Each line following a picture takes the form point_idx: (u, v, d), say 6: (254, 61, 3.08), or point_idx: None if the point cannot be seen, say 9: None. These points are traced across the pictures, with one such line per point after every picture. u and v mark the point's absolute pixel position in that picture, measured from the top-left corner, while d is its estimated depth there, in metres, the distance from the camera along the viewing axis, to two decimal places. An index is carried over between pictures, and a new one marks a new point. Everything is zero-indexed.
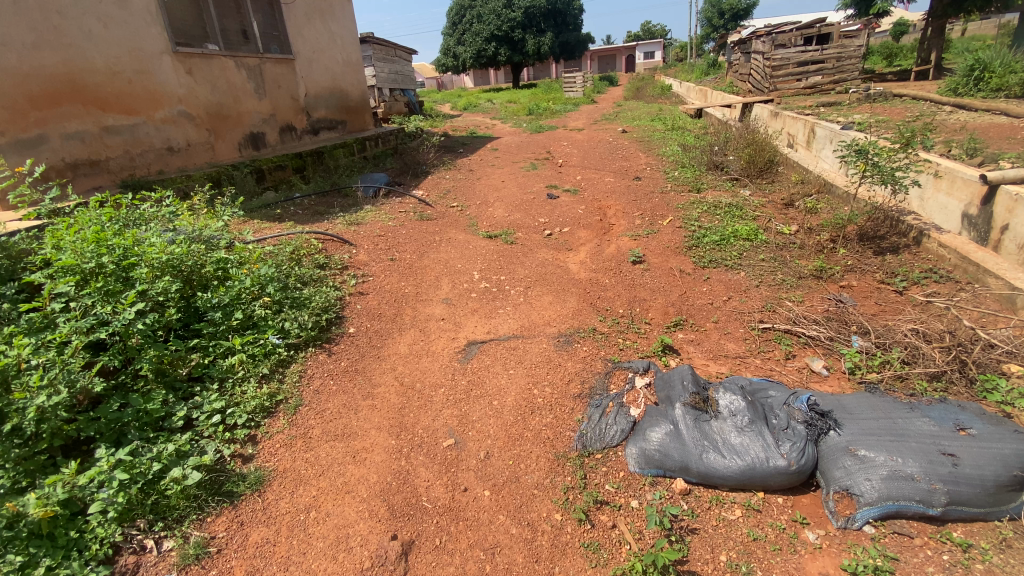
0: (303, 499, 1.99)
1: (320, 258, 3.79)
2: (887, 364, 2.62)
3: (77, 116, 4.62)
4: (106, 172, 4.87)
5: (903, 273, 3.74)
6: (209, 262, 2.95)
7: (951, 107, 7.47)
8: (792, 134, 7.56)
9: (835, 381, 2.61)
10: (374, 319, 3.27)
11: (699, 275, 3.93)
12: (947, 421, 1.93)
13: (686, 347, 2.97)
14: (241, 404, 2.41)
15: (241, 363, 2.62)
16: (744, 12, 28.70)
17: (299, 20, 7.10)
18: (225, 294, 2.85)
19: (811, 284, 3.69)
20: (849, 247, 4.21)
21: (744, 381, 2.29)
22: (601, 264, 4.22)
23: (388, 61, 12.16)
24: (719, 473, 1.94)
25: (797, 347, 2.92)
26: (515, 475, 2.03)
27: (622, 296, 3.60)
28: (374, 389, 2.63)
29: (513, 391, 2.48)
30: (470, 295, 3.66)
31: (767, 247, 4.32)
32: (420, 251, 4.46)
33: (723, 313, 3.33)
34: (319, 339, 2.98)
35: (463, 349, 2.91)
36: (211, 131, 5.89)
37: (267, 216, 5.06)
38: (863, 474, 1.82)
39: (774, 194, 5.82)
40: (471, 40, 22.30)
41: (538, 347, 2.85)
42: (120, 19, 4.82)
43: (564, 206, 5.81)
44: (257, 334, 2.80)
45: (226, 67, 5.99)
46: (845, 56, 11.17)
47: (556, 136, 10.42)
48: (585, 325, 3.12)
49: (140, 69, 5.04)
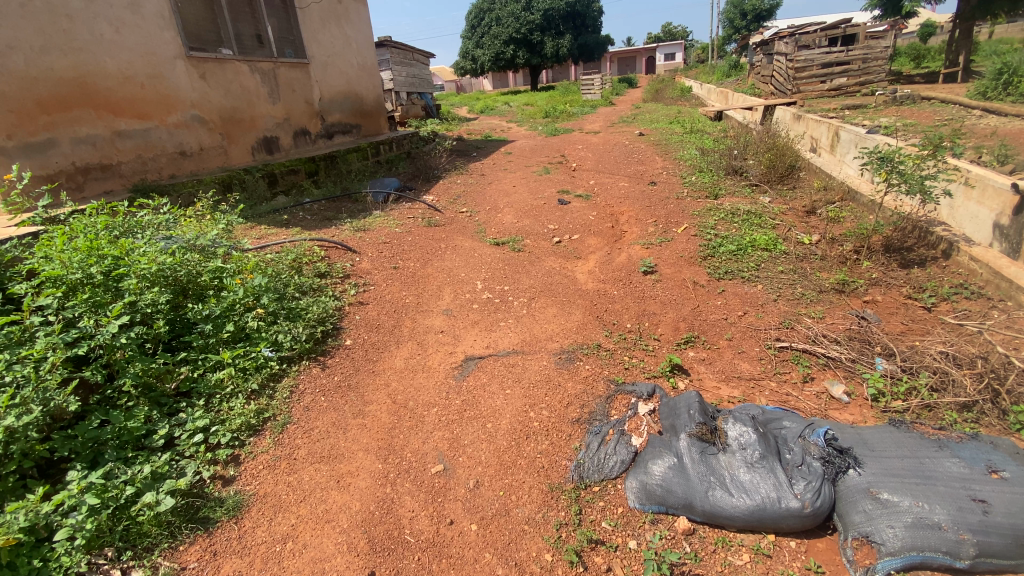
0: (281, 528, 1.89)
1: (321, 266, 3.71)
2: (914, 392, 2.42)
3: (89, 121, 4.64)
4: (118, 177, 4.88)
5: (932, 288, 3.51)
6: (203, 271, 2.89)
7: (982, 110, 7.13)
8: (815, 137, 7.28)
9: (856, 408, 2.42)
10: (372, 331, 3.18)
11: (713, 287, 3.75)
12: (979, 461, 1.72)
13: (696, 366, 2.80)
14: (227, 421, 2.33)
15: (230, 378, 2.54)
16: (768, 13, 28.15)
17: (314, 23, 7.09)
18: (217, 305, 2.78)
19: (832, 299, 3.49)
20: (874, 258, 3.98)
21: (757, 409, 2.12)
22: (610, 274, 4.08)
23: (405, 65, 12.17)
24: (726, 513, 1.78)
25: (815, 369, 2.74)
26: (506, 507, 1.90)
27: (631, 309, 3.45)
28: (366, 407, 2.52)
29: (508, 413, 2.35)
30: (472, 306, 3.55)
31: (787, 259, 4.11)
32: (424, 259, 4.37)
33: (737, 329, 3.15)
34: (314, 352, 2.89)
35: (460, 365, 2.80)
36: (224, 136, 5.89)
37: (273, 221, 5.03)
38: (886, 520, 1.64)
39: (794, 200, 5.60)
40: (489, 43, 22.26)
41: (538, 364, 2.71)
42: (132, 24, 4.83)
43: (575, 212, 5.67)
44: (249, 347, 2.72)
45: (239, 72, 5.99)
46: (871, 57, 10.79)
47: (571, 139, 10.28)
48: (589, 341, 2.98)
49: (152, 73, 5.05)
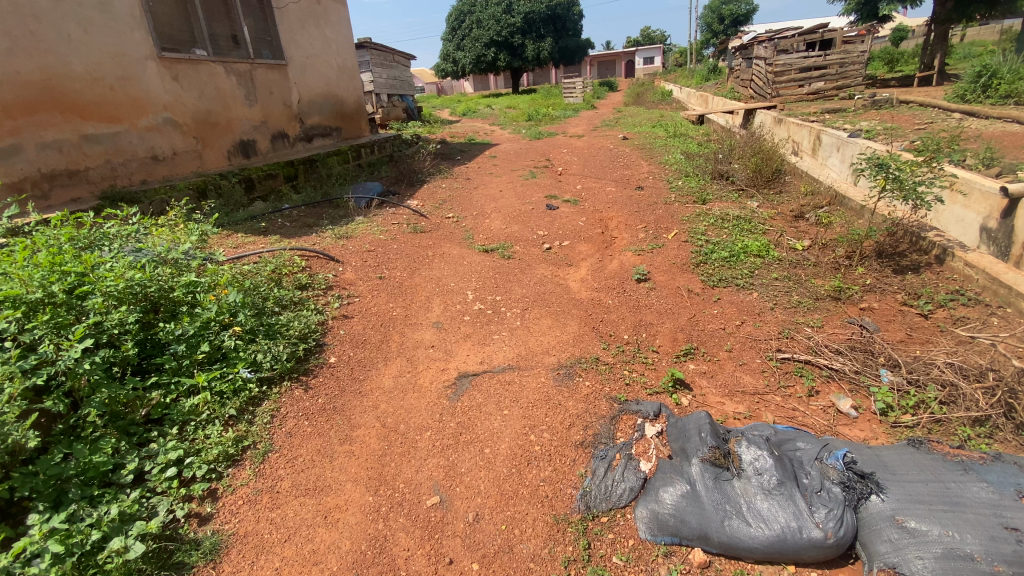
0: (264, 572, 1.73)
1: (303, 278, 3.53)
2: (923, 406, 2.37)
3: (54, 125, 4.38)
4: (86, 183, 4.63)
5: (927, 294, 3.49)
6: (176, 286, 2.70)
7: (960, 114, 7.26)
8: (797, 141, 7.32)
9: (866, 424, 2.35)
10: (358, 347, 3.01)
11: (708, 295, 3.67)
12: (1007, 485, 1.65)
13: (698, 380, 2.70)
14: (202, 452, 2.15)
15: (205, 403, 2.36)
16: (745, 18, 28.62)
17: (293, 24, 6.88)
18: (190, 324, 2.58)
19: (829, 306, 3.44)
20: (868, 264, 3.96)
21: (769, 430, 2.03)
22: (604, 282, 3.98)
23: (387, 66, 11.96)
24: (743, 544, 1.68)
25: (820, 382, 2.66)
26: (509, 543, 1.77)
27: (627, 319, 3.34)
28: (353, 432, 2.36)
29: (507, 436, 2.21)
30: (463, 318, 3.40)
31: (781, 265, 4.06)
32: (411, 268, 4.20)
33: (736, 340, 3.07)
34: (295, 371, 2.72)
35: (452, 384, 2.65)
36: (199, 140, 5.64)
37: (252, 229, 4.82)
38: (914, 551, 1.56)
39: (782, 205, 5.59)
40: (470, 45, 22.09)
41: (536, 382, 2.59)
42: (102, 24, 4.59)
43: (564, 217, 5.56)
44: (226, 368, 2.54)
45: (215, 73, 5.75)
46: (848, 61, 11.07)
47: (556, 142, 10.21)
48: (586, 355, 2.86)
49: (123, 75, 4.80)
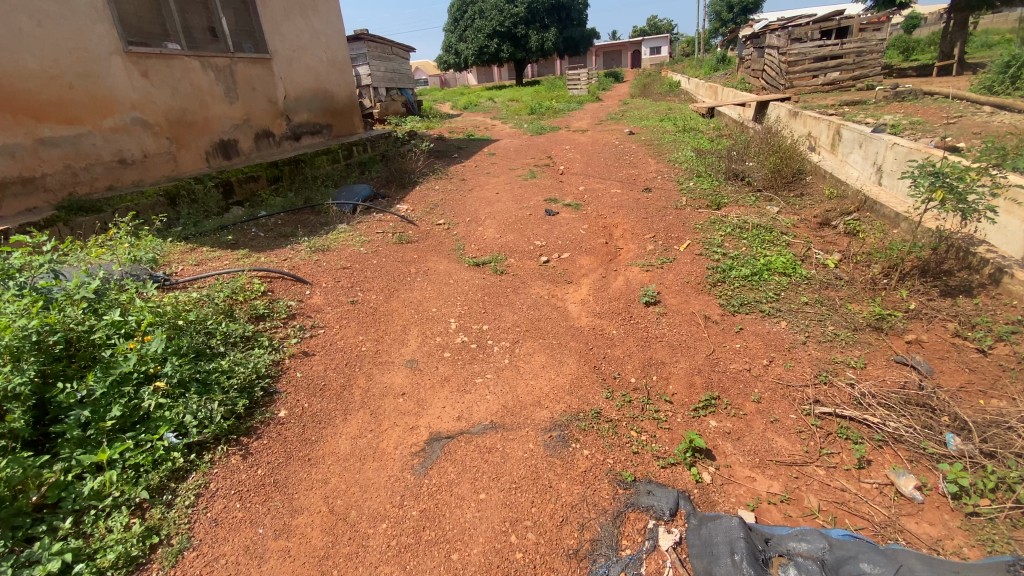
0: None
1: (260, 306, 3.08)
2: (1005, 488, 1.88)
3: (4, 128, 3.94)
4: (42, 192, 4.19)
5: (983, 322, 2.97)
6: (93, 329, 2.26)
7: (991, 107, 6.68)
8: (815, 136, 6.73)
9: (935, 513, 1.87)
10: (317, 395, 2.55)
11: (728, 324, 3.18)
12: None
13: (722, 446, 2.22)
14: (97, 555, 1.70)
15: (112, 483, 1.91)
16: (755, 7, 27.67)
17: (277, 14, 6.36)
18: (100, 380, 2.12)
19: (870, 339, 2.94)
20: (911, 285, 3.43)
21: (823, 543, 1.59)
22: (607, 305, 3.48)
23: (385, 59, 11.42)
24: None
25: (872, 450, 2.17)
26: None
27: (634, 357, 2.86)
28: (295, 519, 1.91)
29: (482, 535, 1.75)
30: (442, 355, 2.93)
31: (810, 285, 3.55)
32: (389, 289, 3.73)
33: (765, 386, 2.57)
34: (232, 433, 2.27)
35: (423, 450, 2.19)
36: (172, 140, 5.16)
37: (219, 242, 4.36)
38: None
39: (805, 210, 5.08)
40: (473, 36, 21.57)
41: (522, 450, 2.11)
42: (58, 16, 4.12)
43: (564, 224, 5.05)
44: (144, 435, 2.08)
45: (190, 68, 5.25)
46: (865, 50, 10.34)
47: (557, 138, 9.68)
48: (585, 407, 2.39)
49: (83, 72, 4.34)
